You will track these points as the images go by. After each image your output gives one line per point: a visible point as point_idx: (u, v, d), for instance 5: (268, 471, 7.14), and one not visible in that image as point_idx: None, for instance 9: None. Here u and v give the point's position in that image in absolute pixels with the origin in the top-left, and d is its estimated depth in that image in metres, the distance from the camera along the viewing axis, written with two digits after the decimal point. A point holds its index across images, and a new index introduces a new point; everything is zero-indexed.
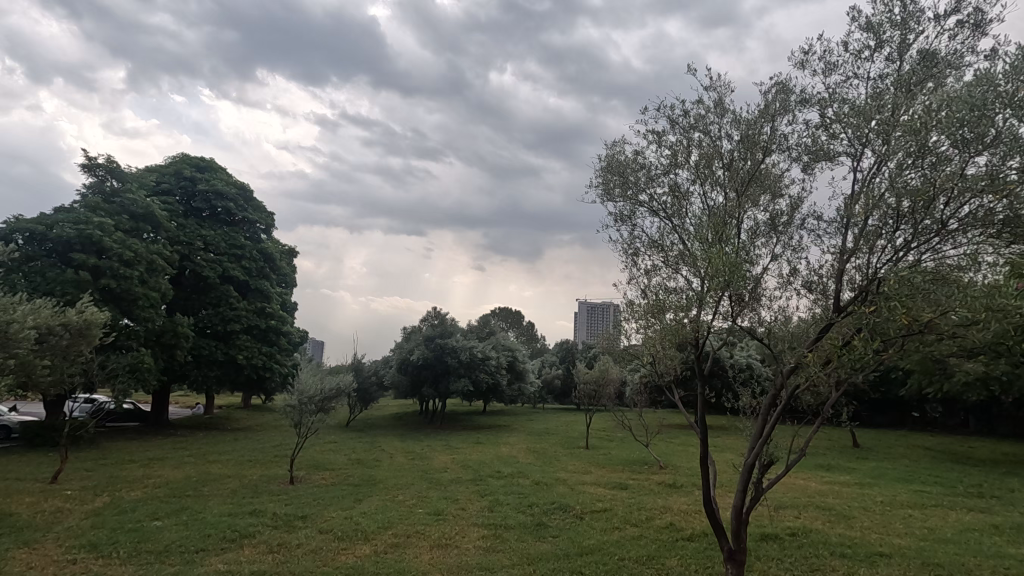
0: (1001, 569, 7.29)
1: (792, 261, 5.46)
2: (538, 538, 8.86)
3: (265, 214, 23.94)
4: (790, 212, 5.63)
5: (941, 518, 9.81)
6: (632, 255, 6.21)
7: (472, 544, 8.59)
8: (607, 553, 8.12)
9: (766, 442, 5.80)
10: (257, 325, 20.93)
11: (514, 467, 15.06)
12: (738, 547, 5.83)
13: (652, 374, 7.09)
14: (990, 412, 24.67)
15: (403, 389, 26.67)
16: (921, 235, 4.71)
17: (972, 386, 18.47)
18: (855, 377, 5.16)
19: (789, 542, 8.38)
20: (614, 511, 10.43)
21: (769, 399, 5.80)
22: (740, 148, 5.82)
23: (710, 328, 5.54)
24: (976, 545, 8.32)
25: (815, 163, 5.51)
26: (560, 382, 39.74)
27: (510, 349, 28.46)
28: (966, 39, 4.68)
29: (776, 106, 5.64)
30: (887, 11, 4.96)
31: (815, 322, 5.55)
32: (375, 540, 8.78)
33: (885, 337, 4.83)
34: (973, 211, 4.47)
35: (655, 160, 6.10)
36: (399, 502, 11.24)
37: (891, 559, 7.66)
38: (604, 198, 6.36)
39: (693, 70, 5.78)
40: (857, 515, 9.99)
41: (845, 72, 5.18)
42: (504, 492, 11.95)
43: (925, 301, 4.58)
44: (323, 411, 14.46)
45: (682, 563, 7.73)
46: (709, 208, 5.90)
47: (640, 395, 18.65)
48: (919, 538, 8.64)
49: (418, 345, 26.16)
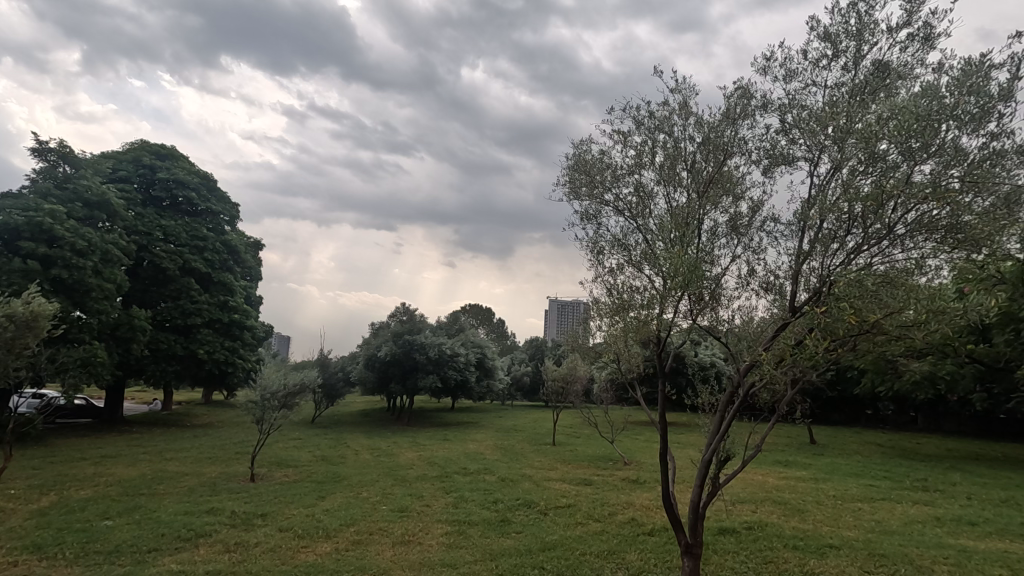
0: (943, 560, 7.62)
1: (751, 261, 5.61)
2: (501, 534, 8.89)
3: (228, 204, 23.33)
4: (750, 215, 5.77)
5: (888, 511, 10.22)
6: (596, 254, 6.28)
7: (435, 541, 8.56)
8: (569, 548, 8.22)
9: (723, 438, 5.91)
10: (219, 319, 20.41)
11: (481, 464, 15.06)
12: (695, 541, 5.94)
13: (616, 372, 7.18)
14: (937, 410, 25.91)
15: (371, 386, 26.37)
16: (871, 238, 4.91)
17: (921, 386, 19.38)
18: (810, 375, 5.33)
19: (744, 536, 8.62)
20: (578, 506, 10.54)
21: (727, 396, 5.94)
22: (703, 150, 5.95)
23: (671, 326, 5.67)
24: (919, 536, 8.72)
25: (774, 167, 5.67)
26: (529, 379, 40.10)
27: (479, 346, 28.56)
28: (916, 52, 4.88)
29: (737, 110, 5.80)
30: (844, 22, 5.13)
31: (772, 322, 5.69)
32: (337, 538, 8.67)
33: (836, 337, 5.03)
34: (919, 217, 4.68)
35: (621, 160, 6.19)
36: (364, 499, 11.11)
37: (839, 551, 7.96)
38: (571, 197, 6.40)
39: (659, 73, 5.85)
40: (810, 508, 10.36)
41: (804, 80, 5.35)
42: (469, 488, 11.96)
43: (874, 302, 4.77)
44: (287, 407, 14.18)
45: (641, 557, 7.89)
46: (672, 209, 6.01)
47: (606, 392, 18.91)
48: (867, 530, 9.01)
49: (386, 341, 25.88)
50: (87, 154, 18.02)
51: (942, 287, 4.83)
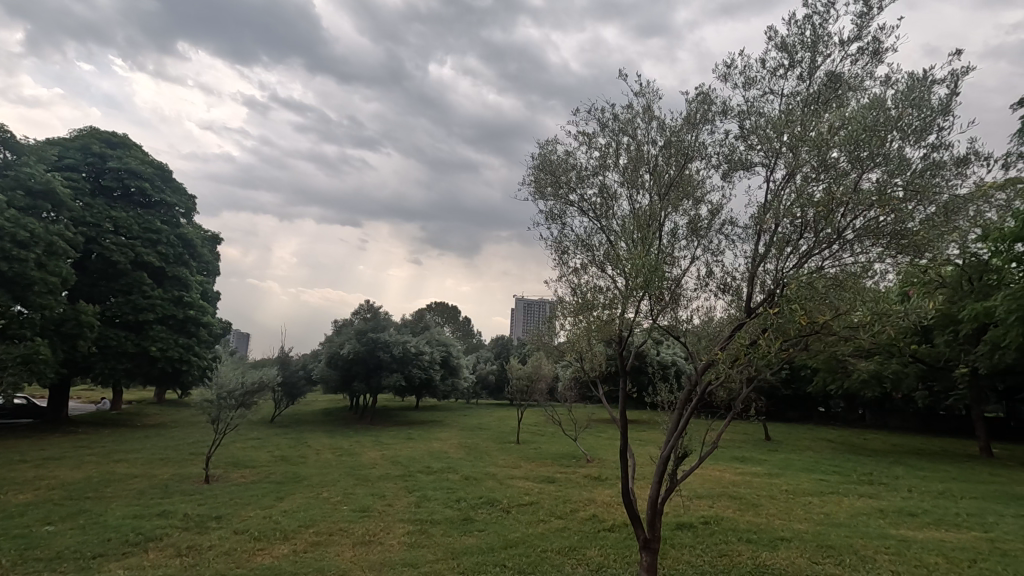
0: (885, 549, 8.00)
1: (709, 263, 5.75)
2: (464, 533, 8.88)
3: (184, 196, 22.49)
4: (710, 218, 5.92)
5: (836, 504, 10.67)
6: (560, 254, 6.34)
7: (397, 540, 8.49)
8: (531, 545, 8.28)
9: (681, 435, 6.05)
10: (173, 315, 19.67)
11: (445, 463, 15.01)
12: (653, 536, 6.06)
13: (579, 370, 7.27)
14: (883, 407, 27.14)
15: (333, 384, 25.90)
16: (821, 242, 5.10)
17: (868, 384, 20.27)
18: (763, 374, 5.51)
19: (701, 530, 8.86)
20: (540, 504, 10.63)
21: (685, 394, 6.07)
22: (664, 153, 6.08)
23: (633, 325, 5.77)
24: (863, 527, 9.14)
25: (732, 171, 5.84)
26: (494, 377, 40.17)
27: (444, 345, 28.45)
28: (866, 65, 5.10)
29: (697, 116, 5.95)
30: (799, 33, 5.32)
31: (729, 322, 5.84)
32: (294, 539, 8.50)
33: (787, 337, 5.21)
34: (866, 223, 4.89)
35: (586, 160, 6.27)
36: (324, 500, 10.91)
37: (789, 543, 8.28)
38: (536, 196, 6.44)
39: (624, 76, 5.94)
40: (763, 502, 10.73)
41: (762, 88, 5.52)
42: (432, 487, 11.90)
43: (823, 303, 4.97)
44: (244, 407, 13.79)
45: (601, 552, 8.01)
46: (634, 211, 6.11)
47: (570, 390, 19.10)
48: (817, 522, 9.39)
49: (350, 339, 25.48)
50: (30, 140, 17.10)
51: (887, 290, 5.07)
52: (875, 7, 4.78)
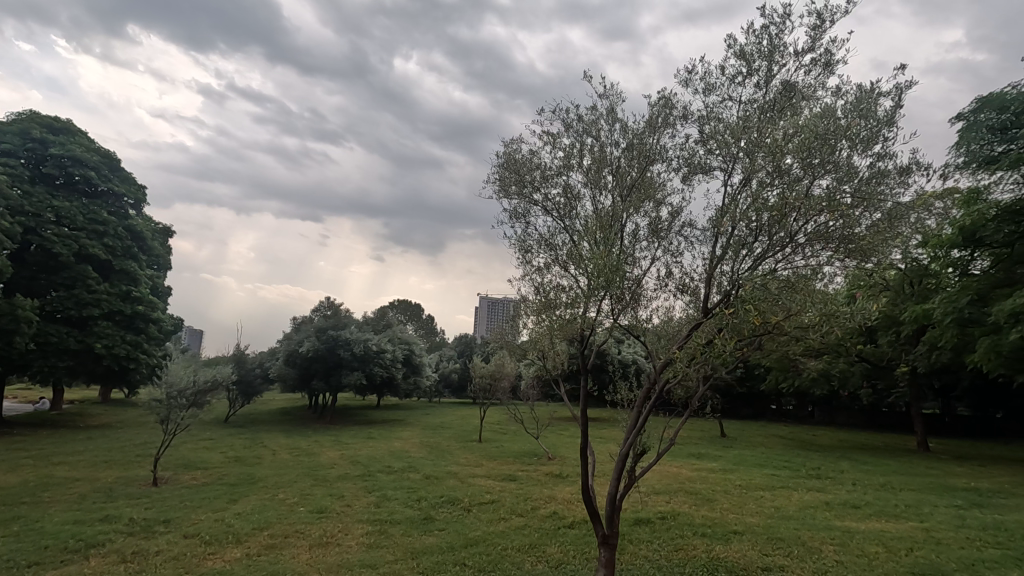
0: (830, 540, 8.37)
1: (669, 264, 5.87)
2: (424, 532, 8.81)
3: (133, 186, 21.49)
4: (670, 220, 6.04)
5: (786, 497, 11.09)
6: (524, 252, 6.36)
7: (355, 541, 8.36)
8: (491, 543, 8.28)
9: (640, 431, 6.15)
10: (120, 311, 18.78)
11: (406, 462, 14.87)
12: (611, 532, 6.15)
13: (541, 369, 7.30)
14: (831, 404, 28.37)
15: (291, 383, 25.26)
16: (775, 245, 5.28)
17: (817, 382, 21.15)
18: (719, 372, 5.66)
19: (658, 525, 9.07)
20: (502, 502, 10.65)
21: (644, 392, 6.18)
22: (627, 155, 6.17)
23: (594, 324, 5.84)
24: (811, 519, 9.54)
25: (692, 175, 5.97)
26: (457, 376, 40.05)
27: (406, 343, 28.17)
28: (818, 75, 5.30)
29: (659, 120, 6.07)
30: (757, 42, 5.48)
31: (687, 322, 5.98)
32: (248, 542, 8.27)
33: (742, 337, 5.38)
34: (817, 227, 5.09)
35: (550, 160, 6.30)
36: (279, 501, 10.63)
37: (742, 536, 8.56)
38: (501, 195, 6.43)
39: (588, 77, 5.99)
40: (718, 497, 11.05)
41: (721, 94, 5.66)
42: (392, 487, 11.77)
43: (776, 305, 5.14)
44: (196, 406, 13.29)
45: (560, 549, 8.09)
46: (597, 211, 6.18)
47: (532, 388, 19.22)
48: (768, 516, 9.74)
49: (309, 337, 24.92)
50: None
51: (835, 292, 5.29)
52: (828, 20, 4.97)
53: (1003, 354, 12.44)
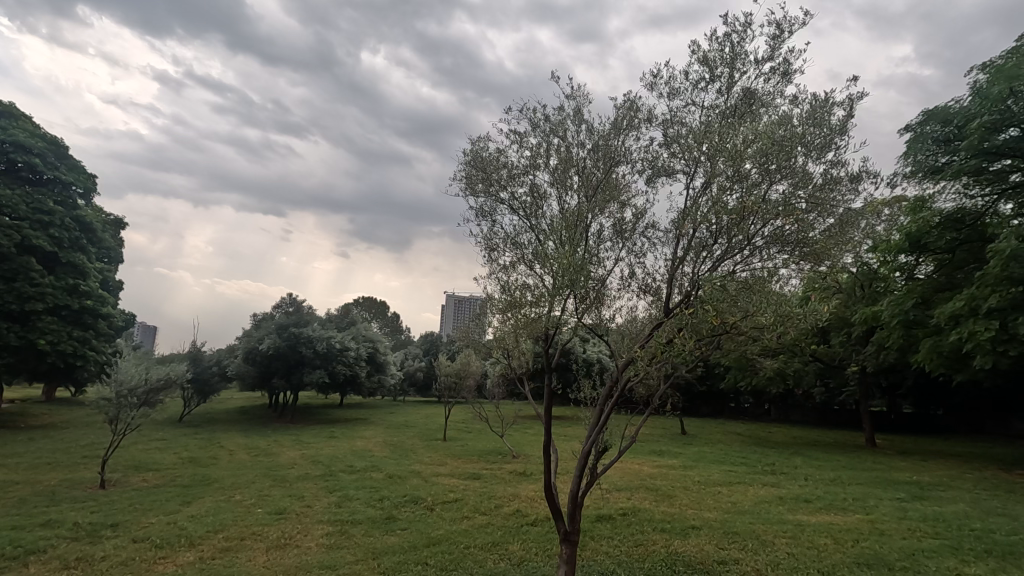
0: (782, 533, 8.67)
1: (632, 264, 5.96)
2: (386, 532, 8.71)
3: (82, 175, 20.49)
4: (634, 221, 6.12)
5: (742, 493, 11.43)
6: (489, 250, 6.36)
7: (315, 542, 8.20)
8: (454, 542, 8.25)
9: (602, 429, 6.23)
10: (66, 306, 17.89)
11: (369, 461, 14.65)
12: (572, 529, 6.20)
13: (505, 367, 7.30)
14: (786, 402, 29.39)
15: (250, 381, 24.56)
16: (734, 247, 5.43)
17: (772, 380, 21.87)
18: (679, 370, 5.78)
19: (619, 521, 9.22)
20: (465, 500, 10.62)
21: (607, 391, 6.25)
22: (593, 155, 6.24)
23: (558, 323, 5.88)
24: (765, 513, 9.87)
25: (656, 177, 6.07)
26: (422, 374, 39.77)
27: (371, 341, 27.81)
28: (777, 84, 5.47)
29: (624, 122, 6.17)
30: (720, 49, 5.62)
31: (649, 321, 6.08)
32: (202, 545, 8.01)
33: (701, 337, 5.51)
34: (773, 231, 5.26)
35: (517, 159, 6.31)
36: (235, 503, 10.33)
37: (699, 531, 8.78)
38: (467, 192, 6.41)
39: (556, 78, 6.03)
40: (677, 493, 11.31)
41: (685, 99, 5.79)
42: (354, 487, 11.59)
43: (733, 306, 5.29)
44: (148, 405, 12.78)
45: (523, 547, 8.13)
46: (563, 211, 6.23)
47: (497, 387, 19.25)
48: (724, 511, 10.02)
49: (270, 334, 24.27)
50: None
51: (791, 293, 5.48)
52: (786, 31, 5.15)
53: (943, 355, 13.13)
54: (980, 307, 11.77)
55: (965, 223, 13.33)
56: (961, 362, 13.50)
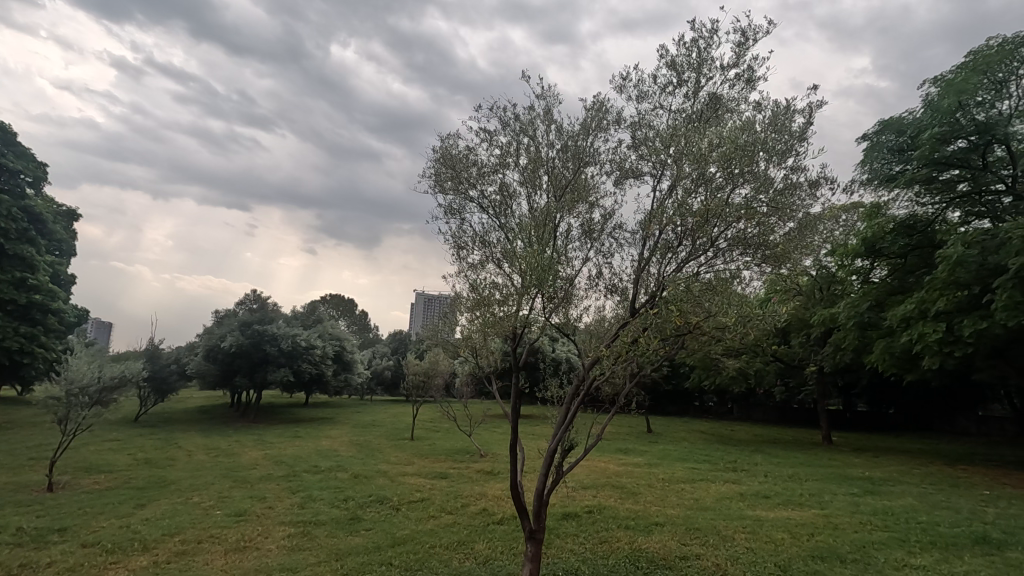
0: (742, 529, 8.90)
1: (600, 265, 6.02)
2: (350, 533, 8.58)
3: (32, 163, 19.53)
4: (602, 222, 6.18)
5: (704, 490, 11.68)
6: (458, 248, 6.33)
7: (276, 544, 8.02)
8: (419, 542, 8.19)
9: (568, 427, 6.26)
10: (12, 300, 17.02)
11: (333, 461, 14.41)
12: (538, 527, 6.22)
13: (473, 366, 7.28)
14: (748, 401, 30.20)
15: (211, 380, 23.84)
16: (698, 249, 5.53)
17: (736, 380, 22.41)
18: (644, 370, 5.85)
19: (584, 519, 9.30)
20: (432, 500, 10.56)
21: (573, 389, 6.29)
22: (562, 155, 6.28)
23: (526, 321, 5.89)
24: (726, 509, 10.12)
25: (624, 179, 6.15)
26: (390, 373, 39.40)
27: (338, 339, 27.37)
28: (741, 90, 5.61)
29: (593, 124, 6.23)
30: (687, 54, 5.72)
31: (616, 321, 6.14)
32: (156, 549, 7.75)
33: (666, 337, 5.59)
34: (735, 234, 5.38)
35: (486, 157, 6.30)
36: (193, 505, 10.02)
37: (663, 527, 8.94)
38: (436, 189, 6.37)
39: (526, 77, 6.04)
40: (641, 491, 11.49)
41: (653, 102, 5.88)
42: (318, 487, 11.38)
43: (697, 306, 5.39)
44: (101, 405, 12.26)
45: (488, 545, 8.13)
46: (532, 210, 6.24)
47: (465, 386, 19.20)
48: (687, 507, 10.21)
49: (232, 331, 23.62)
50: None
51: (752, 295, 5.63)
52: (751, 39, 5.28)
53: (895, 355, 13.68)
54: (929, 310, 12.30)
55: (916, 229, 13.89)
56: (911, 363, 14.09)
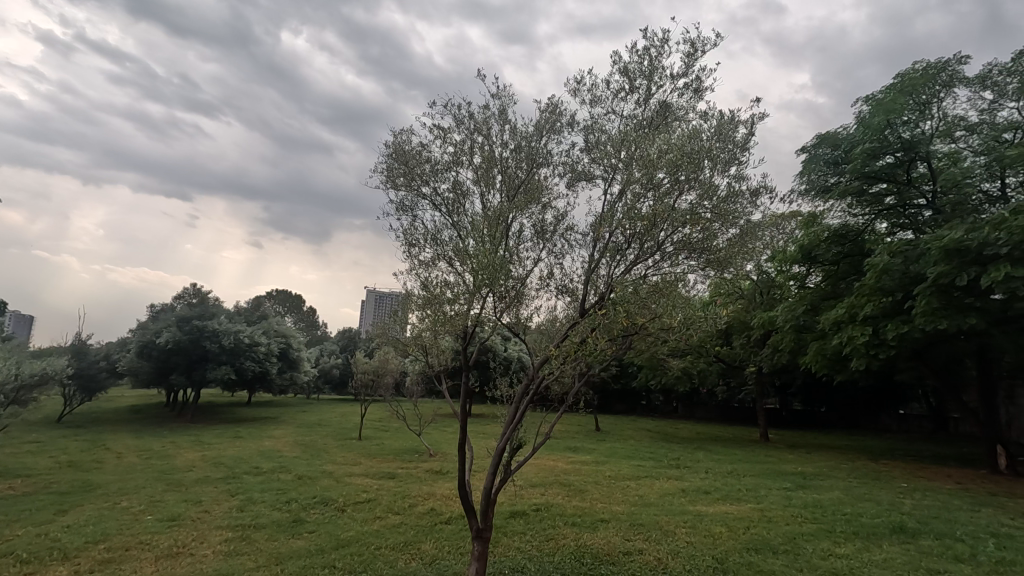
0: (682, 523, 9.20)
1: (551, 265, 6.08)
2: (291, 536, 8.33)
3: None
4: (555, 223, 6.24)
5: (648, 486, 12.01)
6: (409, 245, 6.25)
7: (212, 549, 7.70)
8: (364, 543, 8.04)
9: (517, 425, 6.28)
10: None
11: (276, 462, 13.94)
12: (485, 525, 6.22)
13: (423, 365, 7.19)
14: (692, 400, 31.25)
15: (144, 377, 22.59)
16: (646, 252, 5.67)
17: (681, 379, 23.16)
18: (592, 369, 5.94)
19: (531, 517, 9.38)
20: (378, 501, 10.39)
21: (523, 388, 6.31)
22: (516, 155, 6.31)
23: (477, 320, 5.88)
24: (669, 505, 10.44)
25: (576, 181, 6.23)
26: (338, 372, 38.50)
27: (284, 336, 26.51)
28: (690, 99, 5.79)
29: (547, 126, 6.29)
30: (639, 61, 5.86)
31: (567, 321, 6.21)
32: (78, 558, 7.27)
33: (613, 337, 5.70)
34: (681, 238, 5.55)
35: (440, 155, 6.24)
36: (121, 510, 9.46)
37: (607, 523, 9.13)
38: (388, 185, 6.27)
39: (482, 76, 6.03)
40: (588, 488, 11.69)
41: (606, 107, 5.99)
42: (260, 489, 10.98)
43: (643, 308, 5.54)
44: (19, 405, 11.39)
45: (435, 545, 8.07)
46: (485, 209, 6.24)
47: (416, 385, 18.99)
48: (632, 504, 10.48)
49: (169, 326, 22.42)
50: None
51: (697, 297, 5.82)
52: (699, 50, 5.47)
53: (827, 357, 14.47)
54: (858, 314, 13.07)
55: (848, 238, 14.68)
56: (841, 364, 14.95)
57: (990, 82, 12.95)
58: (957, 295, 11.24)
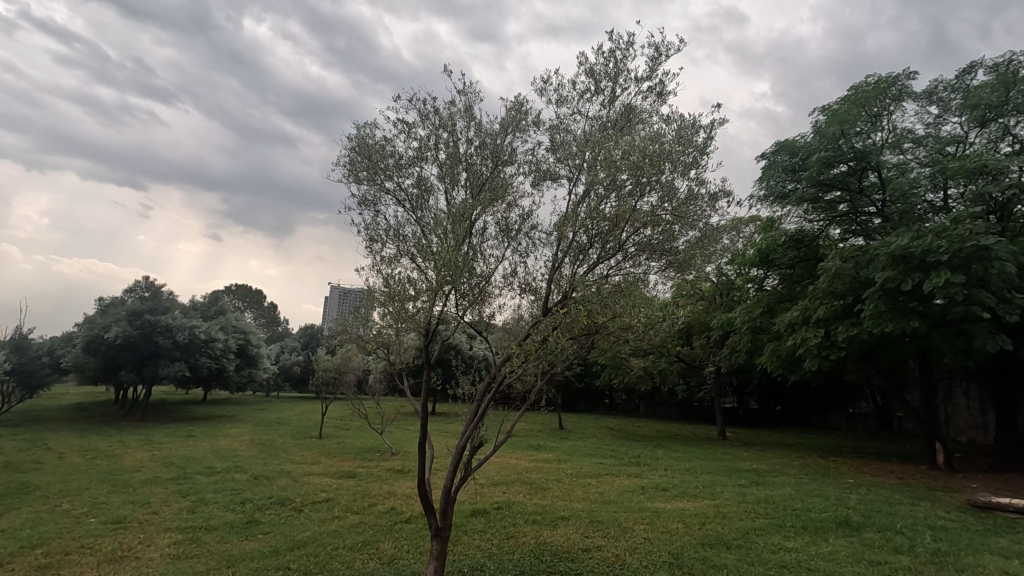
0: (640, 520, 9.38)
1: (515, 263, 6.06)
2: (244, 537, 8.09)
3: None
4: (519, 222, 6.23)
5: (608, 484, 12.16)
6: (371, 241, 6.14)
7: (159, 553, 7.41)
8: (320, 544, 7.88)
9: (478, 424, 6.23)
10: None
11: (231, 461, 13.56)
12: (444, 524, 6.15)
13: (385, 362, 7.06)
14: (653, 398, 31.86)
15: (90, 374, 21.57)
16: (607, 253, 5.73)
17: (643, 378, 23.55)
18: (554, 368, 5.95)
19: (492, 515, 9.38)
20: (337, 500, 10.18)
21: (485, 386, 6.27)
22: (481, 153, 6.27)
23: (440, 318, 5.83)
24: (628, 502, 10.58)
25: (541, 181, 6.24)
26: (300, 369, 37.67)
27: (242, 332, 25.83)
28: (653, 103, 5.88)
29: (512, 123, 6.28)
30: (604, 63, 5.91)
31: (530, 320, 6.20)
32: (11, 565, 6.89)
33: (575, 336, 5.75)
34: (643, 239, 5.64)
35: (404, 149, 6.15)
36: (60, 513, 8.98)
37: (568, 521, 9.21)
38: (350, 178, 6.14)
39: (448, 71, 5.97)
40: (550, 486, 11.78)
41: (572, 107, 6.03)
42: (213, 490, 10.62)
43: (604, 307, 5.59)
44: None
45: (394, 545, 7.97)
46: (449, 206, 6.19)
47: (379, 383, 18.78)
48: (591, 501, 10.59)
49: (118, 321, 21.48)
50: None
51: (657, 298, 5.92)
52: (663, 54, 5.55)
53: (781, 357, 14.94)
54: (811, 316, 13.55)
55: (803, 243, 15.22)
56: (794, 364, 15.48)
57: (936, 97, 13.60)
58: (902, 299, 11.75)
